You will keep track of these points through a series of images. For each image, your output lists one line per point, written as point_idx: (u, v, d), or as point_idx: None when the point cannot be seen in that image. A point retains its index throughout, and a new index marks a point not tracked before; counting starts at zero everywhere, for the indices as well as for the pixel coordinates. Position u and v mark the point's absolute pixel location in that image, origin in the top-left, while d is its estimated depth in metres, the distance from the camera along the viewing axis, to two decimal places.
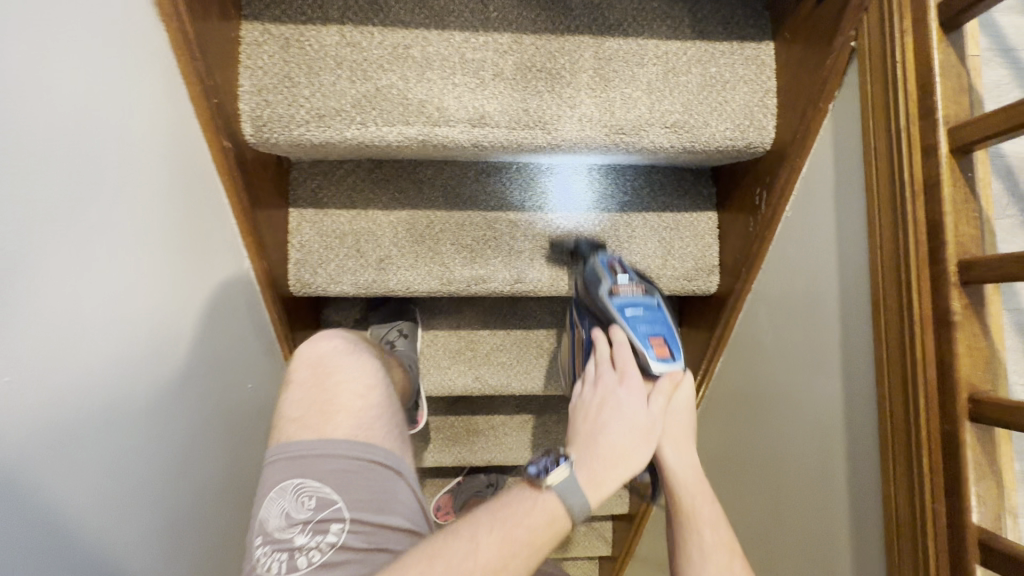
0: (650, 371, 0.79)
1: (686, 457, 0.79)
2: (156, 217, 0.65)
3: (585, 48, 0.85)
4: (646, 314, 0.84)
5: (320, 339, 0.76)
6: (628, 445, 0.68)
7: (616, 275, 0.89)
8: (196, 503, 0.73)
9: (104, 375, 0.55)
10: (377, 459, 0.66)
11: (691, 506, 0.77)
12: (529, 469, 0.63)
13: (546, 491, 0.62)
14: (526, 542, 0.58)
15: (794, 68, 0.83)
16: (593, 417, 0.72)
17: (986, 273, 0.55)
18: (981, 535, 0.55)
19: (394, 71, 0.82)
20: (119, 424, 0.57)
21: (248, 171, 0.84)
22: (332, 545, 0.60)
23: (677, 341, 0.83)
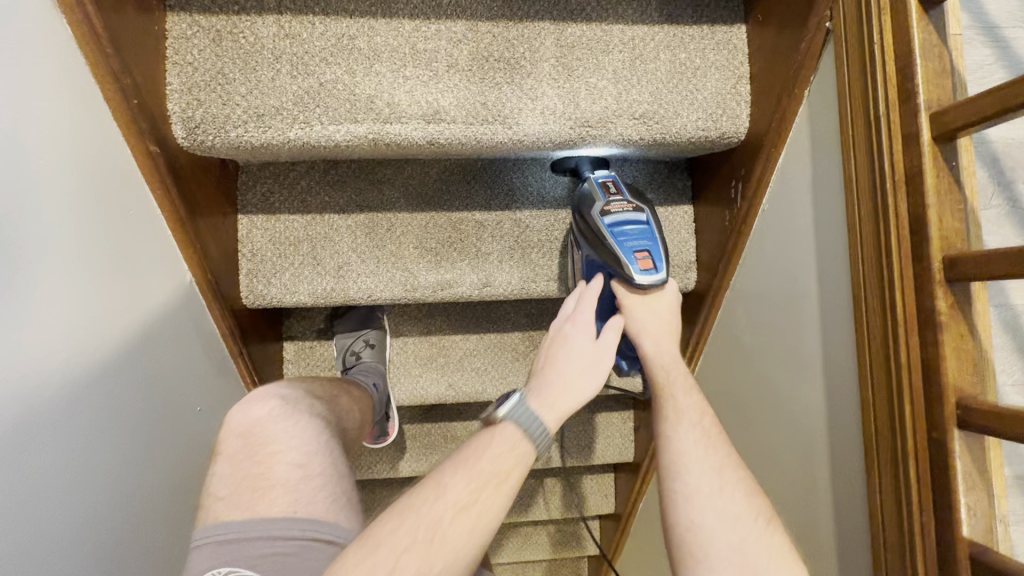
0: (636, 283, 0.77)
1: (663, 345, 0.78)
2: (67, 235, 0.58)
3: (546, 35, 0.79)
4: (635, 230, 0.79)
5: (251, 403, 0.70)
6: (572, 376, 0.69)
7: (609, 195, 0.83)
8: (131, 541, 0.67)
9: (9, 416, 0.49)
10: (320, 537, 0.59)
11: (665, 375, 0.76)
12: (484, 414, 0.63)
13: (505, 422, 0.61)
14: (491, 474, 0.55)
15: (768, 52, 0.78)
16: (547, 353, 0.73)
17: (974, 271, 0.51)
18: (973, 550, 0.52)
19: (339, 65, 0.75)
20: (29, 469, 0.51)
21: (184, 177, 0.77)
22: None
23: (663, 255, 0.79)
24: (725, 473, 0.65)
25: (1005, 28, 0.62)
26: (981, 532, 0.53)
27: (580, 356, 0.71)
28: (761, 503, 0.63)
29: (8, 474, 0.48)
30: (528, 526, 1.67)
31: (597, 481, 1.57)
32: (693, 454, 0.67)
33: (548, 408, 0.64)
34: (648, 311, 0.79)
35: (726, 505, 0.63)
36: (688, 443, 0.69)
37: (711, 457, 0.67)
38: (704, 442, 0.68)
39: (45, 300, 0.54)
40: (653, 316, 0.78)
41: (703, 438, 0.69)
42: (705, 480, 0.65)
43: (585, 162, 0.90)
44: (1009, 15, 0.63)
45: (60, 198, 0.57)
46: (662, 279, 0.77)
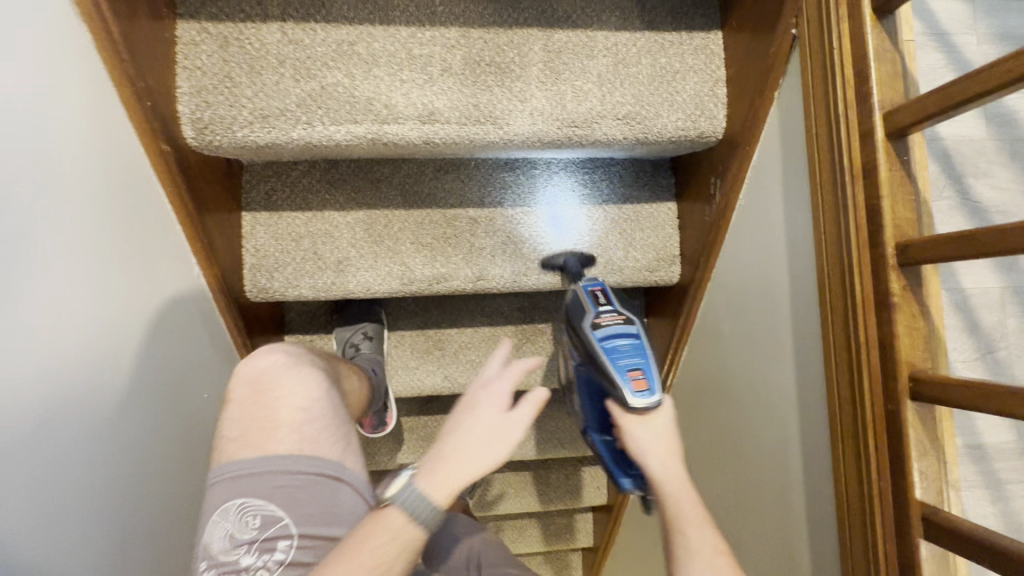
0: (630, 405, 0.71)
1: (669, 465, 0.66)
2: (87, 228, 0.62)
3: (534, 41, 0.84)
4: (628, 347, 0.78)
5: (259, 354, 0.73)
6: (470, 449, 0.55)
7: (599, 306, 0.85)
8: (142, 516, 0.71)
9: (33, 392, 0.53)
10: (326, 473, 0.66)
11: (674, 506, 0.64)
12: (374, 495, 0.56)
13: (389, 508, 0.54)
14: (371, 568, 0.52)
15: (742, 56, 0.83)
16: (446, 427, 0.58)
17: (921, 255, 0.56)
18: (925, 510, 0.57)
19: (339, 69, 0.80)
20: (52, 441, 0.55)
21: (192, 176, 0.82)
22: (280, 563, 0.62)
23: (658, 375, 0.74)
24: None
25: (955, 34, 0.68)
26: (932, 494, 0.58)
27: (490, 428, 0.56)
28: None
29: (33, 445, 0.52)
30: (524, 517, 1.71)
31: (590, 473, 1.61)
32: None
33: (440, 484, 0.55)
34: (650, 431, 0.70)
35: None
36: None
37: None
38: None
39: (66, 286, 0.58)
40: (655, 436, 0.70)
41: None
42: None
43: (574, 258, 0.98)
44: (958, 22, 0.68)
45: (80, 193, 0.62)
46: (659, 399, 0.71)
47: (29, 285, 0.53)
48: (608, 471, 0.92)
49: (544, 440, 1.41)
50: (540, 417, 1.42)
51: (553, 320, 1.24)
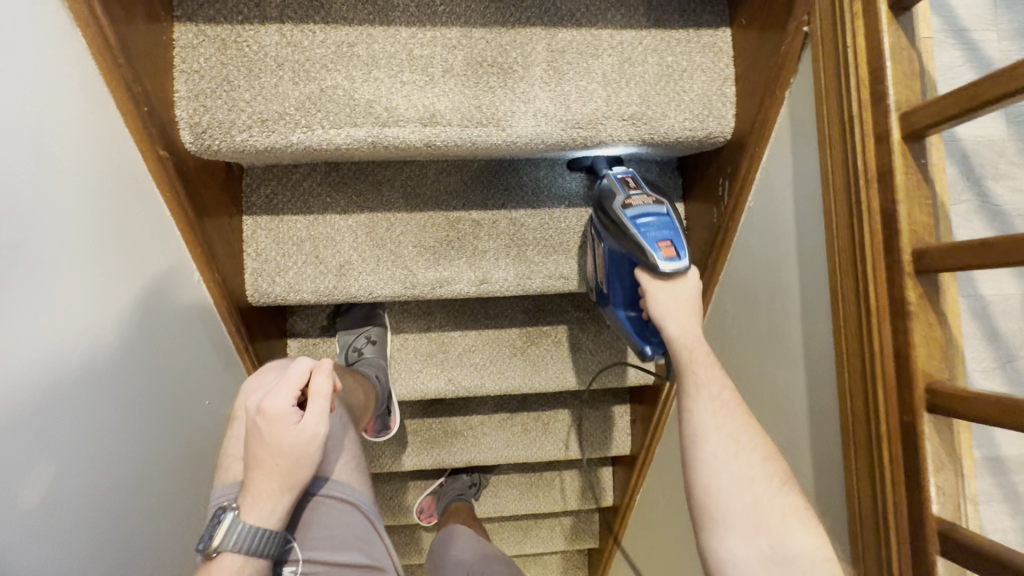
0: (659, 270, 0.78)
1: (687, 325, 0.79)
2: (86, 237, 0.62)
3: (537, 40, 0.82)
4: (656, 221, 0.79)
5: (266, 370, 0.73)
6: (287, 469, 0.61)
7: (629, 188, 0.84)
8: (144, 526, 0.70)
9: (33, 403, 0.52)
10: (338, 497, 0.72)
11: (687, 352, 0.78)
12: (196, 548, 0.59)
13: (223, 555, 0.59)
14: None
15: (751, 54, 0.81)
16: (247, 448, 0.62)
17: (939, 263, 0.54)
18: (940, 526, 0.55)
19: (338, 71, 0.79)
20: (54, 453, 0.55)
21: (192, 181, 0.81)
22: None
23: (685, 244, 0.80)
24: (743, 442, 0.69)
25: (976, 30, 0.65)
26: (949, 509, 0.56)
27: (284, 450, 0.61)
28: (777, 467, 0.67)
29: (33, 458, 0.52)
30: (530, 519, 1.71)
31: (595, 475, 1.60)
32: (711, 427, 0.71)
33: (273, 508, 0.61)
34: (670, 294, 0.80)
35: (739, 471, 0.67)
36: (708, 415, 0.72)
37: (729, 428, 0.71)
38: (721, 417, 0.72)
39: (64, 294, 0.58)
40: (674, 300, 0.80)
41: (721, 408, 0.73)
42: (722, 447, 0.70)
43: (601, 161, 0.95)
44: (978, 17, 0.65)
45: (78, 200, 0.61)
46: (686, 264, 0.78)
47: (26, 294, 0.52)
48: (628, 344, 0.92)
49: (549, 442, 1.40)
50: (545, 419, 1.41)
51: (558, 322, 1.23)
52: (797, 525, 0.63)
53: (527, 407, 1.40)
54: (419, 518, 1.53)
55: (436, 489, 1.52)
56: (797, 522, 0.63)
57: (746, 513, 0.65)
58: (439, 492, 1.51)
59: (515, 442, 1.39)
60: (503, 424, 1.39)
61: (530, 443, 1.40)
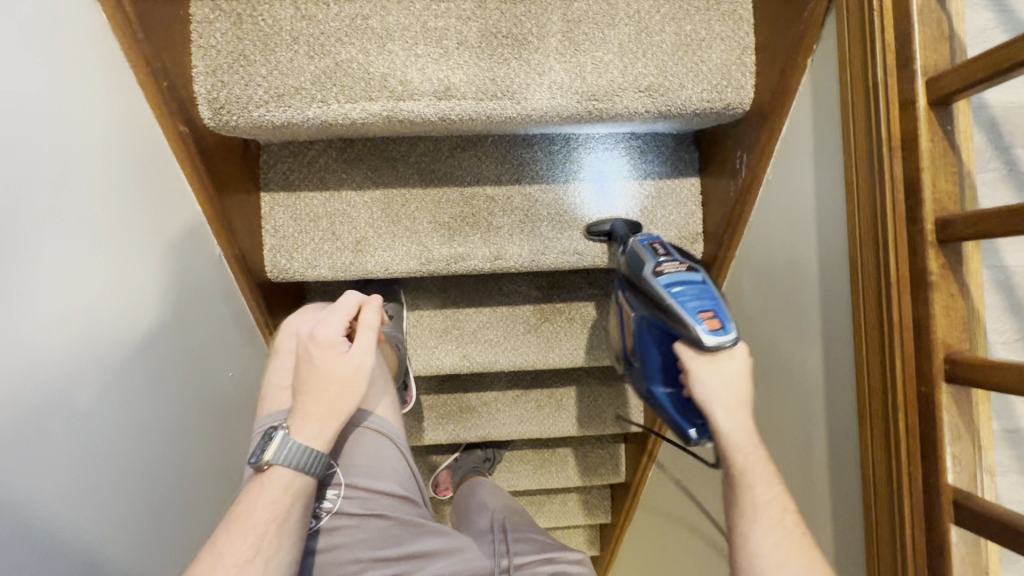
0: (704, 346, 0.69)
1: (738, 419, 0.70)
2: (109, 213, 0.63)
3: (552, 10, 0.80)
4: (693, 289, 0.74)
5: (304, 312, 0.83)
6: (336, 394, 0.64)
7: (659, 257, 0.81)
8: (175, 489, 0.74)
9: (62, 369, 0.55)
10: (373, 427, 0.75)
11: (741, 457, 0.68)
12: (248, 461, 0.61)
13: (274, 468, 0.60)
14: (270, 521, 0.58)
15: (772, 22, 0.79)
16: (296, 377, 0.65)
17: (962, 230, 0.53)
18: (955, 495, 0.56)
19: (353, 44, 0.78)
20: (86, 416, 0.58)
21: (211, 157, 0.83)
22: (328, 511, 0.69)
23: (729, 315, 0.72)
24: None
25: None
26: (964, 479, 0.56)
27: (332, 376, 0.64)
28: None
29: (66, 419, 0.55)
30: (543, 494, 1.75)
31: (607, 451, 1.63)
32: (770, 556, 0.62)
33: (319, 431, 0.63)
34: (717, 377, 0.70)
35: None
36: (766, 542, 0.63)
37: (791, 554, 0.62)
38: (783, 542, 0.62)
39: (89, 268, 0.59)
40: (723, 385, 0.70)
41: (783, 535, 0.63)
42: None
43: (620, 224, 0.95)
44: None
45: (101, 176, 0.62)
46: (733, 340, 0.70)
47: (56, 267, 0.54)
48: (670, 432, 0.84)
49: (562, 418, 1.42)
50: (558, 396, 1.42)
51: (572, 299, 1.23)
52: None
53: (540, 384, 1.42)
54: (434, 491, 1.57)
55: (451, 462, 1.55)
56: None
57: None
58: (454, 466, 1.54)
59: (529, 418, 1.41)
60: (517, 400, 1.41)
61: (544, 419, 1.41)
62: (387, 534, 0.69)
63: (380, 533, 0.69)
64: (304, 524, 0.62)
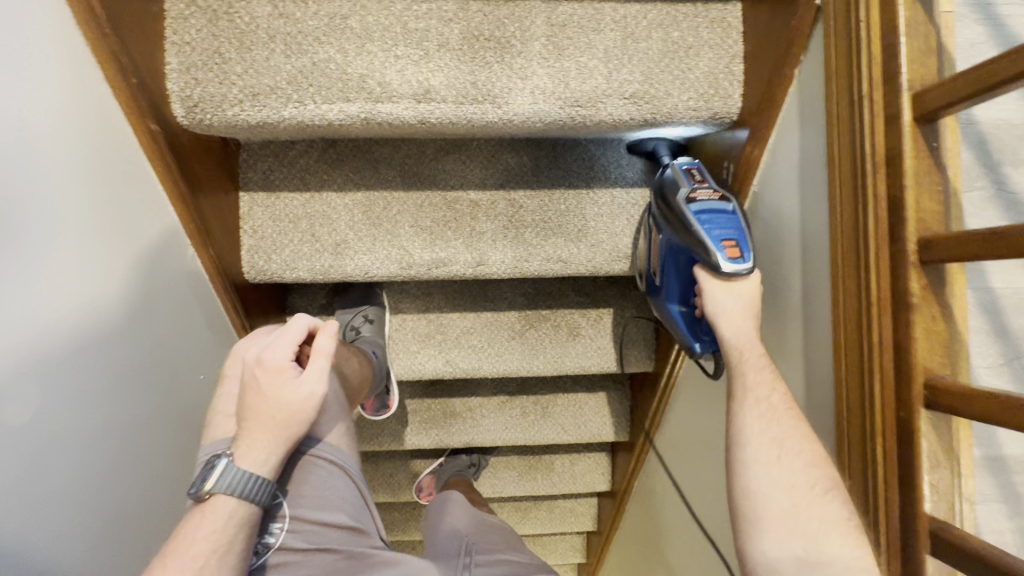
0: (720, 271, 0.71)
1: (743, 328, 0.73)
2: (74, 215, 0.62)
3: (536, 14, 0.78)
4: (722, 218, 0.72)
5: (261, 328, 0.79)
6: (283, 420, 0.61)
7: (695, 182, 0.76)
8: (135, 495, 0.72)
9: (20, 369, 0.54)
10: (326, 457, 0.69)
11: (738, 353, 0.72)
12: (188, 491, 0.58)
13: (215, 497, 0.58)
14: (208, 552, 0.55)
15: (761, 30, 0.76)
16: (240, 403, 0.62)
17: (945, 251, 0.51)
18: (932, 525, 0.54)
19: (332, 44, 0.76)
20: (38, 421, 0.56)
21: (184, 155, 0.80)
22: (271, 546, 0.64)
23: (751, 244, 0.72)
24: None
25: (1001, 4, 0.60)
26: (943, 509, 0.55)
27: (280, 403, 0.61)
28: (820, 473, 0.60)
29: (18, 425, 0.53)
30: (528, 501, 1.73)
31: (593, 459, 1.62)
32: (754, 428, 0.65)
33: (265, 459, 0.60)
34: (728, 294, 0.73)
35: (781, 475, 0.60)
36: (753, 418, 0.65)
37: (773, 431, 0.64)
38: (768, 417, 0.65)
39: (50, 270, 0.58)
40: (732, 297, 0.73)
41: (767, 413, 0.65)
42: (763, 450, 0.63)
43: (663, 143, 0.95)
44: None
45: (66, 177, 0.61)
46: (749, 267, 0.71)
47: (7, 262, 0.52)
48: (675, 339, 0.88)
49: (547, 426, 1.40)
50: (544, 402, 1.41)
51: (557, 306, 1.22)
52: (837, 534, 0.56)
53: (526, 391, 1.41)
54: (418, 496, 1.55)
55: (435, 468, 1.54)
56: (838, 534, 0.56)
57: (781, 517, 0.58)
58: (438, 471, 1.52)
59: (514, 424, 1.40)
60: (502, 407, 1.39)
61: (529, 426, 1.40)
62: (334, 569, 0.64)
63: (326, 568, 0.64)
64: (246, 553, 0.59)
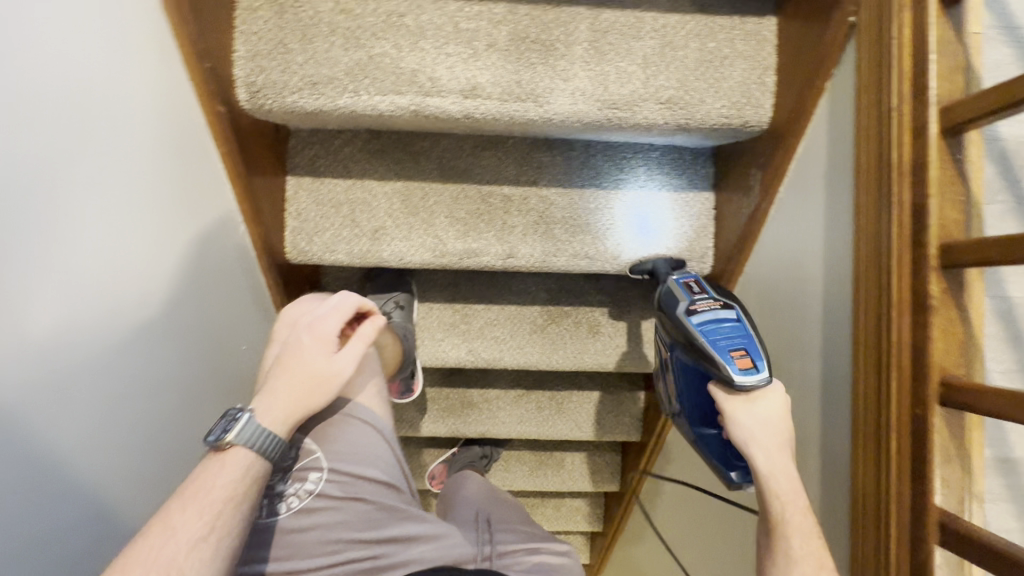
0: (736, 384, 0.70)
1: (777, 465, 0.69)
2: (146, 186, 0.67)
3: (581, 19, 0.83)
4: (728, 329, 0.74)
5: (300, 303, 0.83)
6: (314, 382, 0.66)
7: (694, 295, 0.80)
8: (182, 451, 0.77)
9: (107, 315, 0.61)
10: (359, 417, 0.73)
11: (780, 502, 0.67)
12: (206, 439, 0.57)
13: (235, 448, 0.58)
14: (226, 499, 0.55)
15: (795, 44, 0.80)
16: (279, 359, 0.67)
17: (965, 256, 0.54)
18: (942, 517, 0.56)
19: (387, 39, 0.81)
20: (110, 369, 0.61)
21: (244, 137, 0.86)
22: (310, 492, 0.67)
23: (763, 352, 0.72)
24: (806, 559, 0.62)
25: None
26: (951, 501, 0.57)
27: (317, 366, 0.67)
28: None
29: (96, 369, 0.59)
30: (536, 497, 1.77)
31: (603, 458, 1.64)
32: None
33: (288, 414, 0.63)
34: (752, 415, 0.70)
35: None
36: None
37: None
38: None
39: (125, 234, 0.64)
40: (758, 423, 0.70)
41: None
42: None
43: (663, 262, 0.97)
44: None
45: (143, 150, 0.66)
46: (764, 377, 0.70)
47: (96, 220, 0.59)
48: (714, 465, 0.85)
49: (561, 422, 1.43)
50: (559, 398, 1.45)
51: (579, 303, 1.25)
52: None
53: (543, 386, 1.44)
54: (430, 484, 1.59)
55: (448, 457, 1.58)
56: None
57: None
58: (452, 460, 1.57)
59: (529, 418, 1.43)
60: (518, 400, 1.43)
61: (543, 421, 1.43)
62: (369, 518, 0.68)
63: (362, 516, 0.68)
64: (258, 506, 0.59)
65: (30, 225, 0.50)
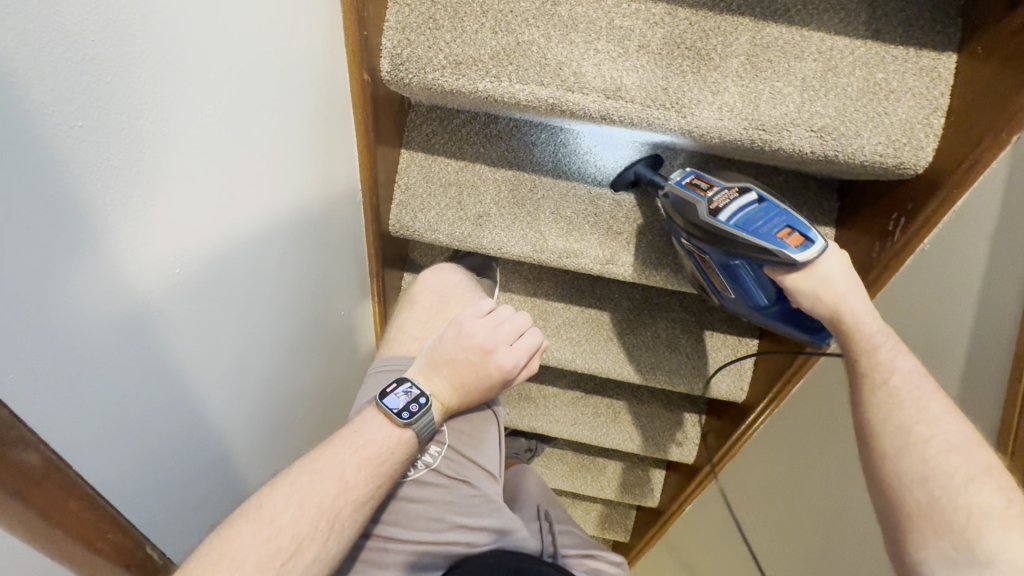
0: (797, 263, 0.72)
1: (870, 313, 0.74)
2: (290, 146, 0.69)
3: (742, 32, 0.79)
4: (761, 212, 0.76)
5: (445, 271, 0.90)
6: (478, 401, 0.72)
7: (705, 193, 0.79)
8: (274, 406, 0.78)
9: (259, 253, 0.66)
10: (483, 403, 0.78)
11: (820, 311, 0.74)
12: (385, 403, 0.63)
13: (407, 429, 0.62)
14: (388, 470, 0.60)
15: (977, 88, 0.74)
16: (459, 373, 0.69)
17: None
18: None
19: (538, 27, 0.80)
20: (247, 307, 0.65)
21: (379, 107, 0.87)
22: (427, 465, 0.71)
23: (805, 222, 0.74)
24: None
25: None
26: None
27: (486, 393, 0.71)
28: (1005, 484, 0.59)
29: (238, 306, 0.63)
30: (568, 498, 1.76)
31: (645, 474, 1.61)
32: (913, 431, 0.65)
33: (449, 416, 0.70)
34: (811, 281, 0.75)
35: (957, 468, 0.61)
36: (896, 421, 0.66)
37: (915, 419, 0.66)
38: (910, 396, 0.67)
39: (272, 189, 0.66)
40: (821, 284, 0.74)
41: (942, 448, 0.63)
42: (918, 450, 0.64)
43: (641, 167, 0.96)
44: None
45: (293, 111, 0.68)
46: (820, 247, 0.73)
47: (262, 170, 0.63)
48: (787, 333, 0.86)
49: (615, 431, 1.41)
50: (617, 408, 1.42)
51: (661, 317, 1.22)
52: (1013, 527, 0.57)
53: (603, 392, 1.42)
54: None
55: None
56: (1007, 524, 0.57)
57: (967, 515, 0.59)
58: None
59: (583, 421, 1.42)
60: (576, 402, 1.42)
61: (597, 426, 1.41)
62: (469, 502, 0.71)
63: (464, 499, 0.71)
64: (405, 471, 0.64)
65: (200, 175, 0.51)
